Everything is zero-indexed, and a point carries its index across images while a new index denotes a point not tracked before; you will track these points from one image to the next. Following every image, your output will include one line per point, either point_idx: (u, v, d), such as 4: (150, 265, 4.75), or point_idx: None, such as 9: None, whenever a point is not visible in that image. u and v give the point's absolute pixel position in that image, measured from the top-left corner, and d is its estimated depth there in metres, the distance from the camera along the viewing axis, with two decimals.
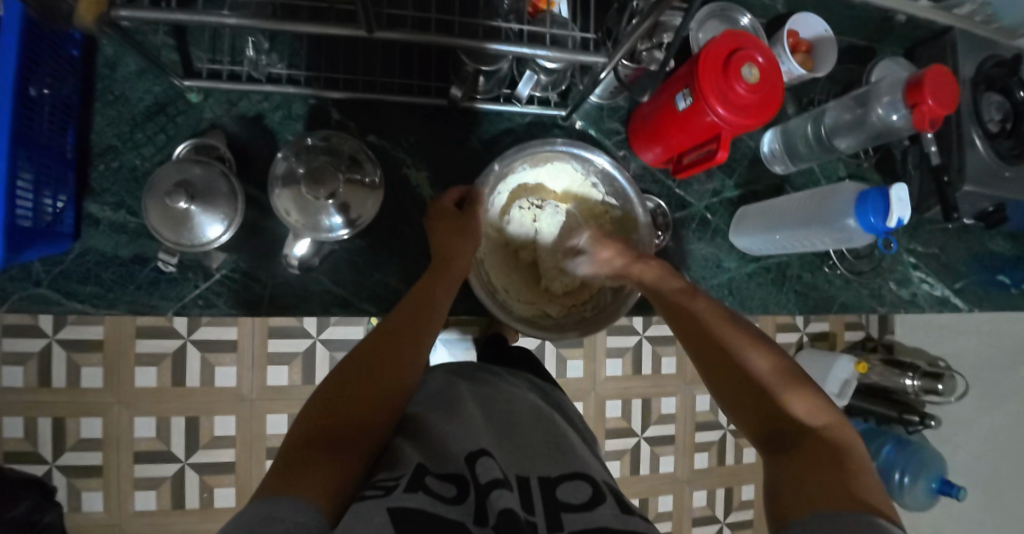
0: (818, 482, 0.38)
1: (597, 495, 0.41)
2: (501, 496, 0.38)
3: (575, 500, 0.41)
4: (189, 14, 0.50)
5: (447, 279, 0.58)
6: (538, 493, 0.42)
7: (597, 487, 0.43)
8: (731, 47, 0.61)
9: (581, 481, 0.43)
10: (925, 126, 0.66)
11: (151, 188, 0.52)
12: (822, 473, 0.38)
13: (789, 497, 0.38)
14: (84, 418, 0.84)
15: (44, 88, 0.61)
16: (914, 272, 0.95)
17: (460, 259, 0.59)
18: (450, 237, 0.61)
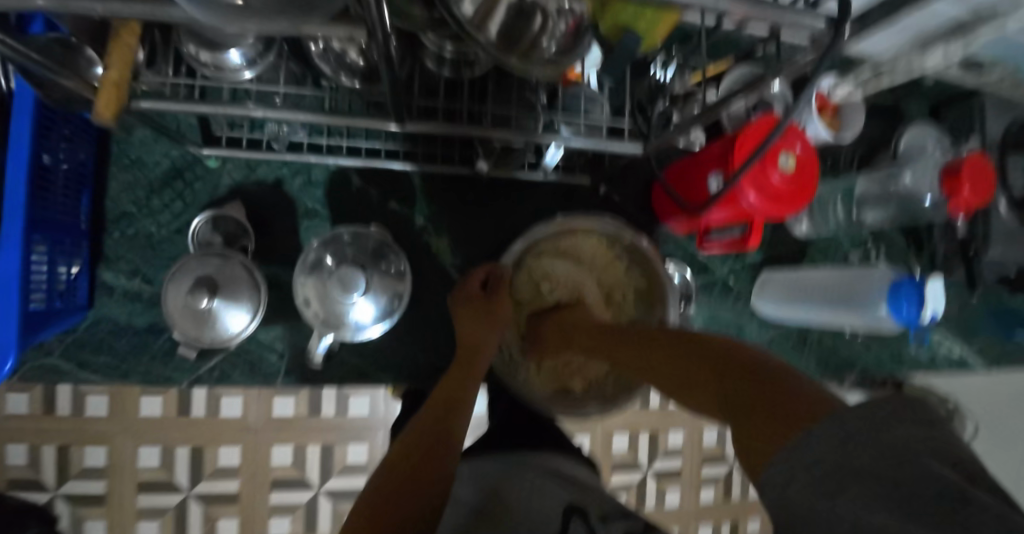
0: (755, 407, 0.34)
1: (591, 528, 0.44)
2: None
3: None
4: (214, 107, 0.48)
5: (472, 371, 0.60)
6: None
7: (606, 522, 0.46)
8: (766, 136, 0.61)
9: (581, 514, 0.47)
10: (960, 212, 0.65)
11: (175, 284, 0.51)
12: (774, 404, 0.33)
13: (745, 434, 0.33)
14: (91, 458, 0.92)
15: (60, 160, 0.60)
16: (934, 333, 0.94)
17: (486, 344, 0.61)
18: (473, 324, 0.62)
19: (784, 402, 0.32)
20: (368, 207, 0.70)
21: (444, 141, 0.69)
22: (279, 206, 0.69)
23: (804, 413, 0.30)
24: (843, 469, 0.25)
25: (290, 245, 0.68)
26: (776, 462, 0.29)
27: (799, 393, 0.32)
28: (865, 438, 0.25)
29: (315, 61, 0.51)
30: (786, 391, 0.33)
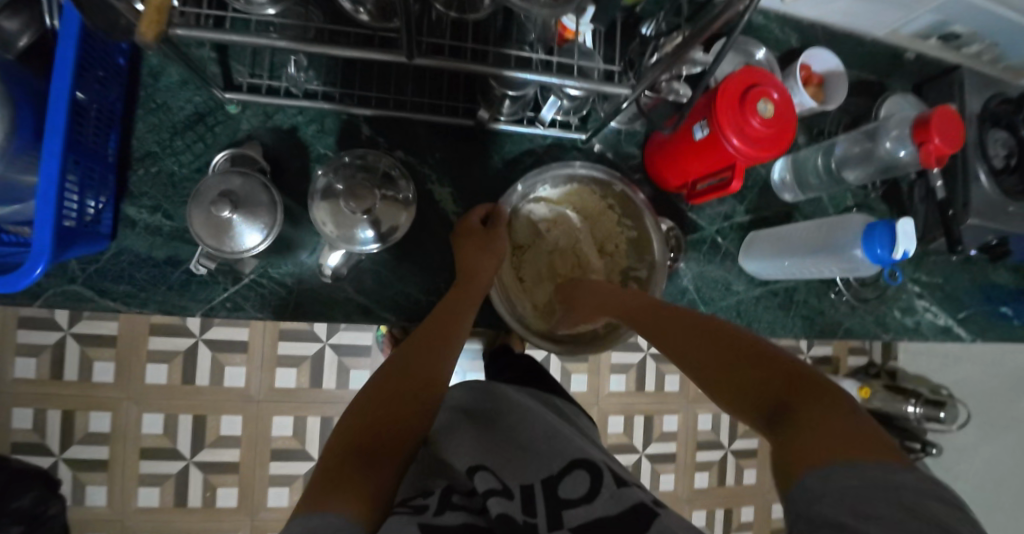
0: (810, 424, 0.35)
1: (593, 483, 0.48)
2: (500, 503, 0.47)
3: (574, 493, 0.48)
4: (240, 35, 0.53)
5: (468, 297, 0.63)
6: (541, 502, 0.48)
7: (592, 474, 0.49)
8: (747, 83, 0.65)
9: (578, 471, 0.50)
10: (931, 164, 0.70)
11: (198, 197, 0.56)
12: (831, 426, 0.35)
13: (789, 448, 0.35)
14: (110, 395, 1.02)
15: (94, 95, 0.65)
16: (919, 301, 0.97)
17: (482, 275, 0.64)
18: (474, 252, 0.66)
19: (852, 430, 0.34)
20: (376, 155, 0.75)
21: (449, 93, 0.73)
22: (294, 151, 0.73)
23: (865, 449, 0.32)
24: (869, 493, 0.30)
25: (303, 187, 0.73)
26: (817, 468, 0.32)
27: (857, 429, 0.34)
28: (884, 485, 0.30)
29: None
30: (845, 423, 0.35)
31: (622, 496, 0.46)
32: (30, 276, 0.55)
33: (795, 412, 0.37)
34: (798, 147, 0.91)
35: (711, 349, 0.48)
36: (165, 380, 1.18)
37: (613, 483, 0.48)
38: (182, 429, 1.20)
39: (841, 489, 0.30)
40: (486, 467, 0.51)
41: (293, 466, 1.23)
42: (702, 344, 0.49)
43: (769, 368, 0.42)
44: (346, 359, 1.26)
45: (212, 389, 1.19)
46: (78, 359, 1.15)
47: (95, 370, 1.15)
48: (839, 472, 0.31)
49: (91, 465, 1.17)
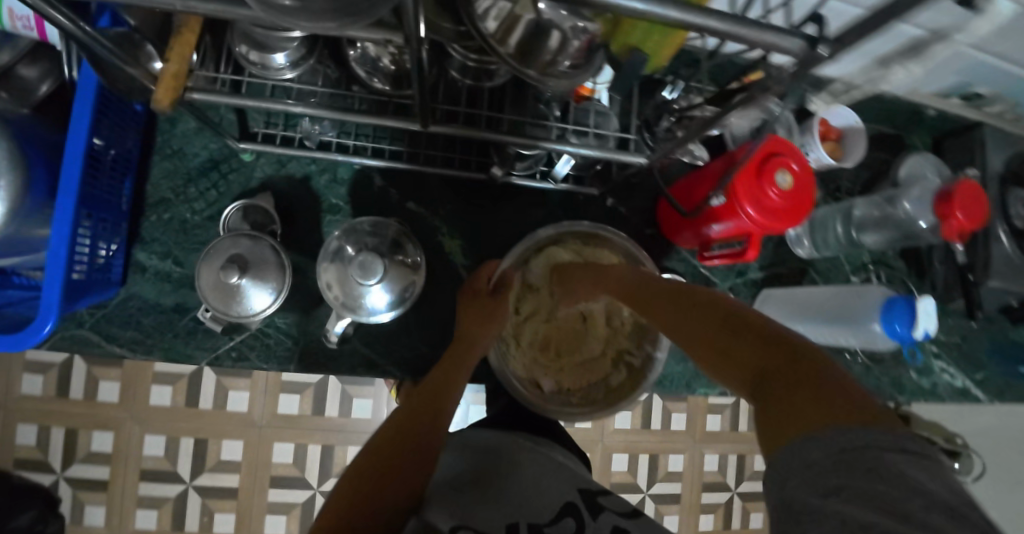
0: (791, 403, 0.35)
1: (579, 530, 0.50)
2: None
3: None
4: (259, 101, 0.55)
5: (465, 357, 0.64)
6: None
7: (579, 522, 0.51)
8: (765, 153, 0.64)
9: (567, 520, 0.51)
10: (953, 238, 0.68)
11: (209, 260, 0.56)
12: (799, 399, 0.34)
13: (774, 426, 0.35)
14: (96, 432, 1.16)
15: (111, 145, 0.65)
16: (936, 361, 0.95)
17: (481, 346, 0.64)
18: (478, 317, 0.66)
19: (812, 393, 0.34)
20: (388, 206, 0.74)
21: (462, 147, 0.73)
22: (305, 200, 0.73)
23: (839, 417, 0.32)
24: (834, 475, 0.30)
25: (314, 237, 0.73)
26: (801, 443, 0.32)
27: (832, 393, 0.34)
28: (867, 458, 0.30)
29: (351, 64, 0.56)
30: (817, 386, 0.35)
31: (602, 528, 0.50)
32: (39, 334, 0.55)
33: (779, 391, 0.36)
34: (815, 202, 0.90)
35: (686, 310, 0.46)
36: (168, 402, 1.19)
37: (591, 516, 0.52)
38: (182, 453, 1.20)
39: (816, 469, 0.31)
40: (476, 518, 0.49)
41: (292, 494, 1.23)
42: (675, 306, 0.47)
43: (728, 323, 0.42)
44: (349, 388, 1.25)
45: (214, 413, 1.20)
46: (84, 379, 1.15)
47: (100, 390, 1.16)
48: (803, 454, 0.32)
49: (92, 484, 1.17)
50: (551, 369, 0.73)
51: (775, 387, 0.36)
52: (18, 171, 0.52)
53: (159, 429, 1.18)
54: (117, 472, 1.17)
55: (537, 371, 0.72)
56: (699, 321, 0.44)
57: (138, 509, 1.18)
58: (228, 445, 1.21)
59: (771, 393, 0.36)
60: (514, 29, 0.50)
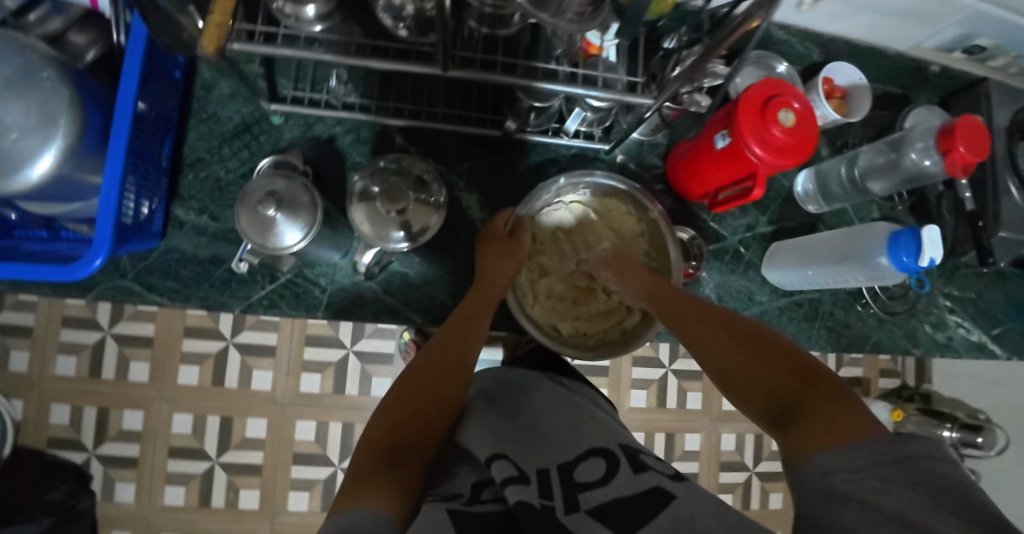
0: (819, 424, 0.42)
1: (609, 469, 0.49)
2: (516, 490, 0.47)
3: (590, 477, 0.48)
4: (292, 50, 0.59)
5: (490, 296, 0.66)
6: (557, 484, 0.48)
7: (609, 461, 0.50)
8: (768, 93, 0.67)
9: (597, 458, 0.51)
10: (958, 172, 0.70)
11: (245, 198, 0.60)
12: (837, 417, 0.42)
13: (799, 443, 0.42)
14: (125, 412, 1.13)
15: (155, 104, 0.70)
16: (950, 316, 0.95)
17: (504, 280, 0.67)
18: (498, 258, 0.69)
19: (836, 416, 0.42)
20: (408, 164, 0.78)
21: (478, 106, 0.77)
22: (330, 158, 0.78)
23: (861, 428, 0.40)
24: (886, 468, 0.36)
25: (339, 192, 0.77)
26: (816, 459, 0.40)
27: (849, 414, 0.41)
28: (919, 460, 0.35)
29: (377, 14, 0.59)
30: (841, 407, 0.42)
31: (639, 481, 0.47)
32: (90, 267, 0.59)
33: (810, 413, 0.43)
34: (821, 159, 0.92)
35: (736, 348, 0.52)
36: (196, 381, 1.16)
37: (631, 470, 0.48)
38: (209, 434, 1.17)
39: (856, 468, 0.37)
40: (508, 456, 0.52)
41: (314, 470, 1.19)
42: (720, 338, 0.53)
43: (773, 361, 0.49)
44: (369, 366, 1.21)
45: (240, 392, 1.16)
46: (115, 358, 1.14)
47: (131, 370, 1.14)
48: (847, 458, 0.38)
49: (123, 463, 1.15)
50: (568, 315, 0.76)
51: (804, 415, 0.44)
52: (76, 116, 0.58)
53: (185, 408, 1.15)
54: (145, 453, 1.14)
55: (555, 316, 0.75)
56: (727, 349, 0.52)
57: (164, 491, 1.15)
58: (252, 423, 1.17)
59: (798, 423, 0.44)
60: None
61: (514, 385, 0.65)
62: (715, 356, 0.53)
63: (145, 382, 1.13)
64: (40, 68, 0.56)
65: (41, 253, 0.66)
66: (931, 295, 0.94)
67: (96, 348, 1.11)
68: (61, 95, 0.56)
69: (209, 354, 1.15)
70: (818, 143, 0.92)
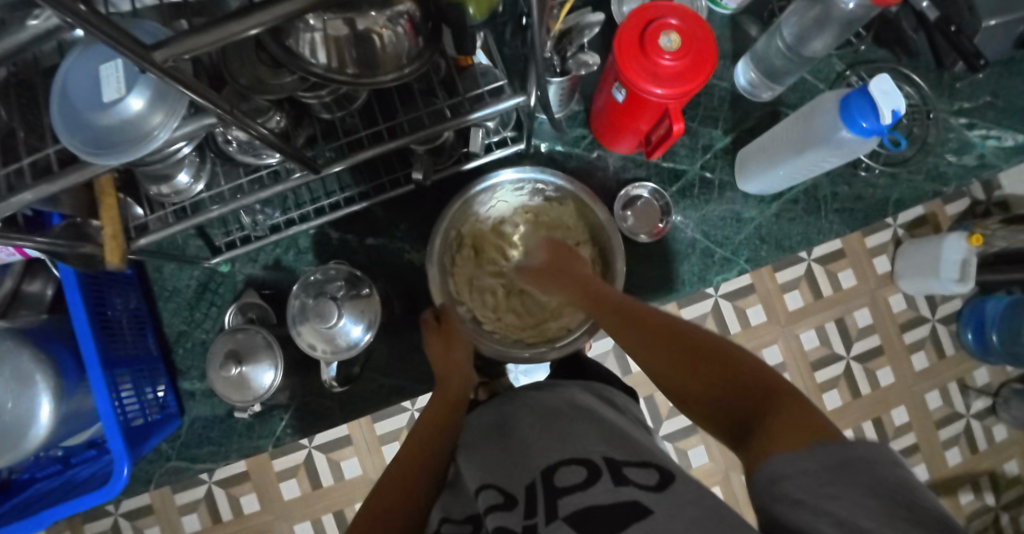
0: (779, 430, 0.36)
1: (589, 475, 0.41)
2: (496, 515, 0.42)
3: (570, 483, 0.41)
4: (186, 220, 0.62)
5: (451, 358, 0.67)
6: (541, 497, 0.41)
7: (591, 465, 0.42)
8: (643, 24, 0.61)
9: (577, 464, 0.42)
10: (888, 0, 0.60)
11: (211, 364, 0.63)
12: (786, 425, 0.36)
13: (757, 452, 0.36)
14: None
15: (120, 306, 0.75)
16: (972, 132, 0.83)
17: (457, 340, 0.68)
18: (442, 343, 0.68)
19: (796, 421, 0.36)
20: (352, 251, 0.80)
21: (386, 168, 0.78)
22: (286, 281, 0.81)
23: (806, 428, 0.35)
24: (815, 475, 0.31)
25: None
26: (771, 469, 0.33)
27: (805, 418, 0.36)
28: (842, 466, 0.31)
29: (237, 156, 0.62)
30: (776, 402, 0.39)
31: (616, 493, 0.39)
32: (121, 477, 0.64)
33: (770, 417, 0.38)
34: (755, 40, 0.83)
35: (680, 359, 0.49)
36: (299, 490, 1.03)
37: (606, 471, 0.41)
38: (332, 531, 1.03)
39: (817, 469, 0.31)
40: (493, 482, 0.46)
41: None
42: (659, 351, 0.51)
43: (719, 368, 0.46)
44: None
45: (335, 486, 1.03)
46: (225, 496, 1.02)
47: (244, 503, 1.03)
48: (796, 459, 0.32)
49: None
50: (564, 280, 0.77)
51: (765, 430, 0.37)
52: (47, 367, 0.64)
53: (300, 517, 1.03)
54: None
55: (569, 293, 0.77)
56: (687, 360, 0.48)
57: None
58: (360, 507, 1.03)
59: (759, 434, 0.37)
60: (342, 50, 0.54)
61: (507, 399, 0.59)
62: (672, 377, 0.49)
63: (259, 509, 1.03)
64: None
65: (89, 476, 0.74)
66: (938, 121, 0.82)
67: (206, 501, 1.02)
68: (27, 357, 0.63)
69: (300, 463, 1.03)
70: (744, 25, 0.83)
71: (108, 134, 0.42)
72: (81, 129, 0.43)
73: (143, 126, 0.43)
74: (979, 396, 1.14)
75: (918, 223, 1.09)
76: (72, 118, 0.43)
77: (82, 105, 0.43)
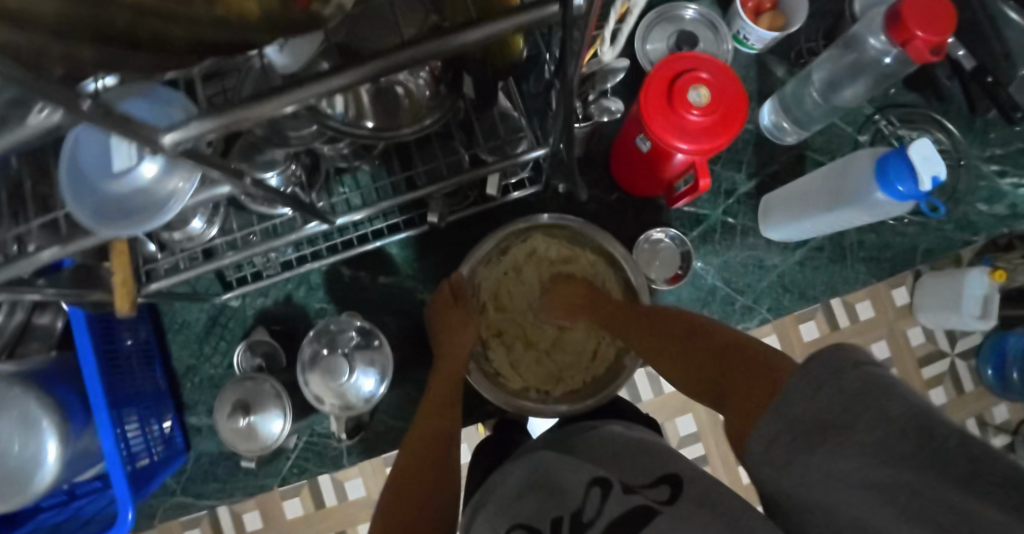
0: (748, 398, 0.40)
1: (605, 497, 0.44)
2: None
3: (594, 506, 0.44)
4: (198, 267, 0.61)
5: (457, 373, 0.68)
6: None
7: (610, 488, 0.45)
8: (672, 77, 0.59)
9: (597, 493, 0.45)
10: (928, 58, 0.57)
11: (218, 413, 0.62)
12: (752, 392, 0.41)
13: (738, 419, 0.40)
14: None
15: (128, 340, 0.74)
16: (1004, 180, 0.80)
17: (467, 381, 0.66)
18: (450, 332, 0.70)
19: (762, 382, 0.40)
20: (363, 289, 0.79)
21: (400, 208, 0.76)
22: (296, 317, 0.80)
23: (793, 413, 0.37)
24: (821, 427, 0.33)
25: None
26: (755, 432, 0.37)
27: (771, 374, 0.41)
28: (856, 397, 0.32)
29: (250, 204, 0.60)
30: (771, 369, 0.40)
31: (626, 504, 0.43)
32: (125, 523, 0.63)
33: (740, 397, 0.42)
34: (781, 81, 0.80)
35: (695, 366, 0.54)
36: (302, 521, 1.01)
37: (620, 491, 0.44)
38: None
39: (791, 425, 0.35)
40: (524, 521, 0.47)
41: None
42: (682, 363, 0.56)
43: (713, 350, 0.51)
44: None
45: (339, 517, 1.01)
46: (230, 518, 1.01)
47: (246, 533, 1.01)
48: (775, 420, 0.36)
49: None
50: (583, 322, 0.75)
51: (740, 401, 0.41)
52: (53, 411, 0.63)
53: None
54: None
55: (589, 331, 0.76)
56: (693, 360, 0.54)
57: None
58: None
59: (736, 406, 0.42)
60: (362, 101, 0.53)
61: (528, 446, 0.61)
62: (689, 380, 0.54)
63: None
64: (6, 387, 0.61)
65: (94, 515, 0.75)
66: (970, 168, 0.80)
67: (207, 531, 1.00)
68: (32, 402, 0.62)
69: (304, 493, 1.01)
70: (770, 66, 0.81)
71: (120, 202, 0.41)
72: (93, 195, 0.41)
73: (155, 195, 0.41)
74: (998, 435, 1.11)
75: (942, 262, 1.06)
76: (82, 184, 0.41)
77: (95, 173, 0.41)
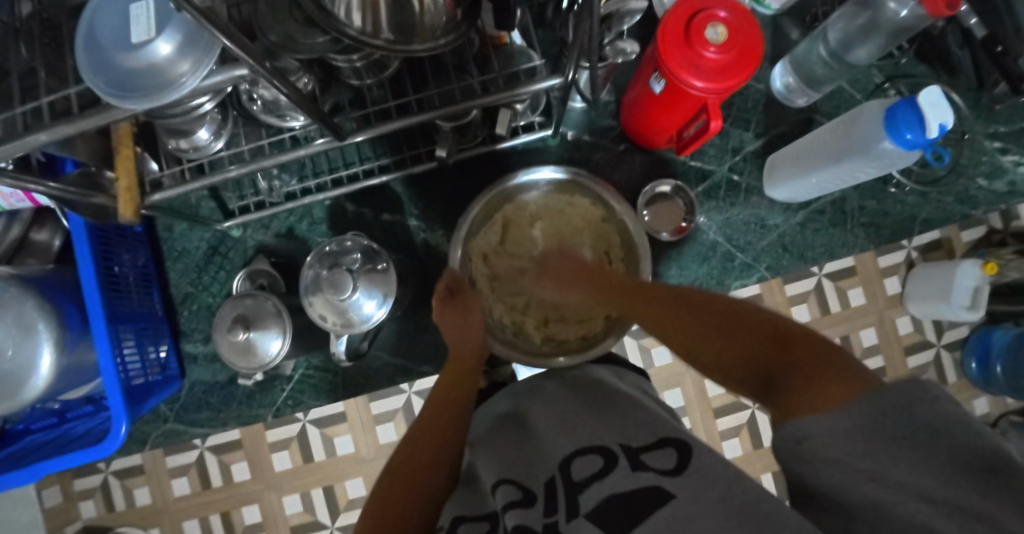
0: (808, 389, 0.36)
1: (606, 464, 0.40)
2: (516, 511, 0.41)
3: (585, 472, 0.41)
4: (203, 178, 0.60)
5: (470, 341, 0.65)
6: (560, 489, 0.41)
7: (607, 456, 0.41)
8: (689, 14, 0.59)
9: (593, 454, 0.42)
10: (942, 10, 0.58)
11: (217, 328, 0.62)
12: (814, 373, 0.37)
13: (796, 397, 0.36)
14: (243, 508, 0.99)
15: (127, 261, 0.73)
16: (1005, 157, 0.80)
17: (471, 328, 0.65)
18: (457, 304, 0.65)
19: (828, 373, 0.36)
20: (367, 225, 0.79)
21: (408, 142, 0.76)
22: (298, 250, 0.80)
23: (858, 383, 0.34)
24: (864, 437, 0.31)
25: None
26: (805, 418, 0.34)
27: (831, 364, 0.37)
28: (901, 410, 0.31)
29: (261, 117, 0.60)
30: (831, 362, 0.38)
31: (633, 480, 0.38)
32: (117, 436, 0.63)
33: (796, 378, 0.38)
34: (795, 44, 0.81)
35: (709, 331, 0.49)
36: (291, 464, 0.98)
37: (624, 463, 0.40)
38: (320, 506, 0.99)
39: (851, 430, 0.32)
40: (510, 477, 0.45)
41: None
42: (692, 327, 0.51)
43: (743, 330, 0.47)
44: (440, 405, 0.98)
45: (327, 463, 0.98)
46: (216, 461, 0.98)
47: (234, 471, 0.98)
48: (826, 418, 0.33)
49: None
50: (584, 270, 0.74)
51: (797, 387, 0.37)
52: (50, 318, 0.62)
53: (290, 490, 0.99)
54: None
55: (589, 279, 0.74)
56: (711, 326, 0.50)
57: None
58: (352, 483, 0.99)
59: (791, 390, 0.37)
60: (378, 14, 0.51)
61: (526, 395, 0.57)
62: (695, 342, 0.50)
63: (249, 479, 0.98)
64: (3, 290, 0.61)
65: (83, 433, 0.73)
66: (973, 142, 0.80)
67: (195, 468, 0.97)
68: (30, 306, 0.61)
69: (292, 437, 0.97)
70: (784, 28, 0.81)
71: (135, 77, 0.41)
72: (108, 69, 0.41)
73: (170, 72, 0.41)
74: None
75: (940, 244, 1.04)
76: (98, 58, 0.41)
77: (112, 46, 0.41)
